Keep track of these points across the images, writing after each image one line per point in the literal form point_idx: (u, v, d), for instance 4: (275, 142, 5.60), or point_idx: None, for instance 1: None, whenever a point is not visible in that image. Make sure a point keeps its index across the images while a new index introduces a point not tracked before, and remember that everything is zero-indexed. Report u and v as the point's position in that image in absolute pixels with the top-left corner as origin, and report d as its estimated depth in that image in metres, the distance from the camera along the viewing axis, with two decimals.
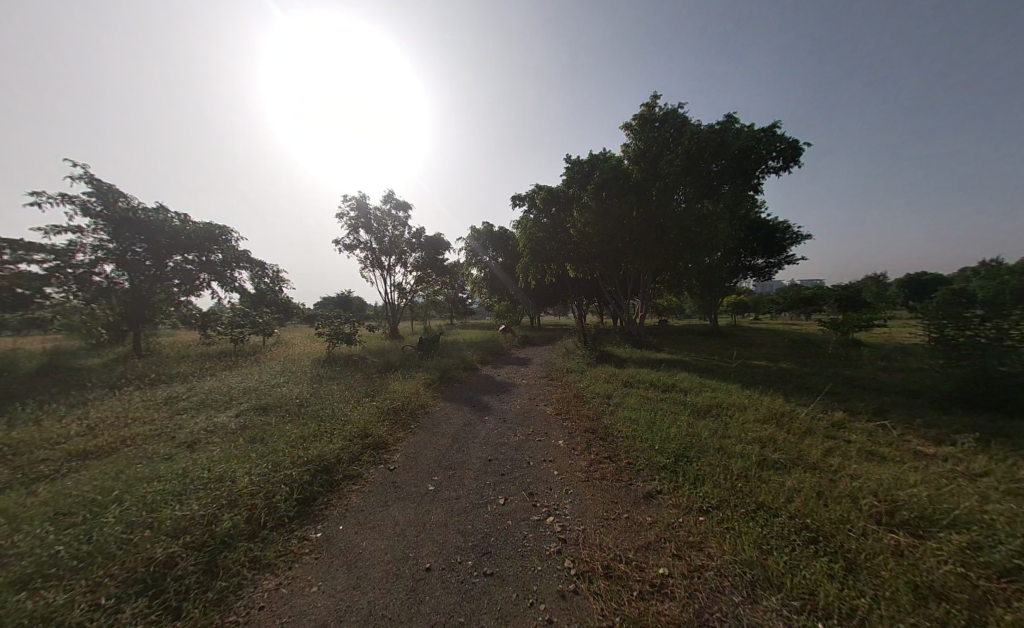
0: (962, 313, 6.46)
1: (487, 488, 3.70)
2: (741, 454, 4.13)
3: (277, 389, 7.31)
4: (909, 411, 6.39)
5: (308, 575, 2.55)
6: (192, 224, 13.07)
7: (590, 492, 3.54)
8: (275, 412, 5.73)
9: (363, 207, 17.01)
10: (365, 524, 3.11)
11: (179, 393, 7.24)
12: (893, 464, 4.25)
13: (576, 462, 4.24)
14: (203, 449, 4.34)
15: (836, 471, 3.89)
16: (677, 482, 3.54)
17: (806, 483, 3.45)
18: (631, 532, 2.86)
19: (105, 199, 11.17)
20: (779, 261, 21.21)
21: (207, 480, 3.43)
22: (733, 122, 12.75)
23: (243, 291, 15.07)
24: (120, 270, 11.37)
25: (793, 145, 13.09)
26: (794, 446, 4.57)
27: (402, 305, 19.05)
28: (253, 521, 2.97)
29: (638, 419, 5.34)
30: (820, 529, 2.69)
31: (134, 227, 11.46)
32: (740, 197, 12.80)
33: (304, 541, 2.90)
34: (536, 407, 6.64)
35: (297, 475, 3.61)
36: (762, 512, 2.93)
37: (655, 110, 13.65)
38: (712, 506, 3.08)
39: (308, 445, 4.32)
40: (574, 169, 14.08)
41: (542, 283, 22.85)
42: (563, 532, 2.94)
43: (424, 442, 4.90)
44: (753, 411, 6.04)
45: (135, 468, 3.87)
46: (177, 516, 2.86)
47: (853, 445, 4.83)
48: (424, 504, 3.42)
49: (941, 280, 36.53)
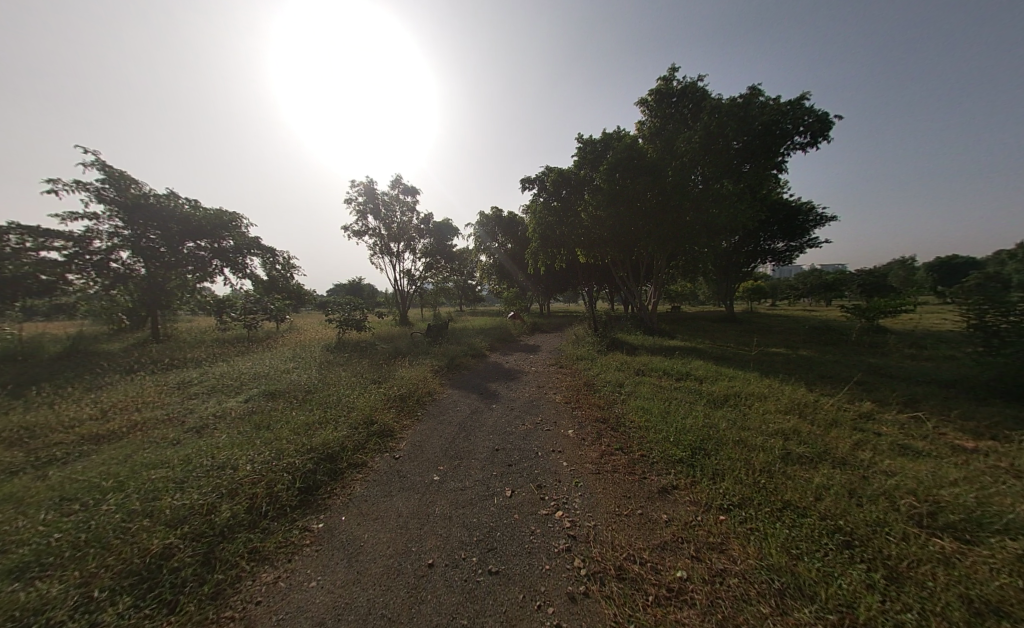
0: (1004, 296, 6.01)
1: (493, 478, 3.58)
2: (763, 448, 3.91)
3: (286, 375, 7.30)
4: (943, 402, 6.00)
5: (306, 569, 2.47)
6: (203, 210, 13.02)
7: (601, 486, 3.38)
8: (283, 398, 5.72)
9: (371, 192, 16.80)
10: (367, 516, 3.01)
11: (193, 378, 7.30)
12: (929, 460, 3.95)
13: (586, 453, 4.08)
14: (209, 435, 4.33)
15: (867, 467, 3.62)
16: (695, 477, 3.34)
17: (836, 480, 3.20)
18: (645, 530, 2.69)
19: (117, 186, 11.25)
20: (801, 245, 20.31)
21: (210, 467, 3.38)
22: (756, 95, 11.97)
23: (255, 278, 15.17)
24: (136, 256, 11.54)
25: (822, 119, 12.20)
26: (819, 439, 4.30)
27: (412, 292, 19.02)
28: (253, 510, 2.91)
29: (651, 408, 5.14)
30: (855, 533, 2.45)
31: (147, 214, 11.52)
32: (762, 176, 12.11)
33: (305, 532, 2.82)
34: (546, 396, 6.47)
35: (300, 463, 3.53)
36: (789, 512, 2.71)
37: (672, 84, 12.94)
38: (732, 504, 2.87)
39: (312, 433, 4.25)
40: (586, 149, 13.58)
41: (552, 270, 22.50)
42: (572, 528, 2.79)
43: (430, 430, 4.80)
44: (773, 401, 5.75)
45: (142, 454, 3.87)
46: (176, 505, 2.81)
47: (884, 439, 4.52)
48: (429, 494, 3.31)
49: (973, 265, 34.83)
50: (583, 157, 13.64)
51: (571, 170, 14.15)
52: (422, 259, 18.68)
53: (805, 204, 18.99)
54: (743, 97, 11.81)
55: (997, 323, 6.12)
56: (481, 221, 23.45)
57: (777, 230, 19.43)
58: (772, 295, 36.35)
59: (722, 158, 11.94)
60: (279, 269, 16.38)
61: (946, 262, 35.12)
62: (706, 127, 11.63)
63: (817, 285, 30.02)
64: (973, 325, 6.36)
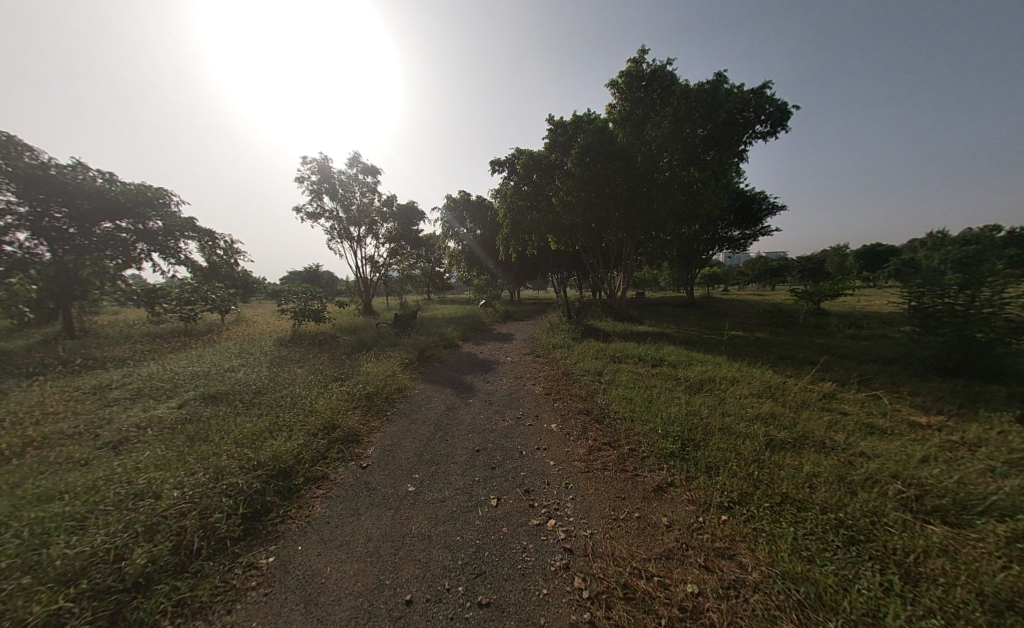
0: (940, 281, 6.32)
1: (475, 485, 3.21)
2: (748, 434, 3.87)
3: (231, 375, 6.41)
4: (893, 379, 6.42)
5: (251, 622, 2.00)
6: (121, 185, 11.17)
7: (593, 487, 3.13)
8: (227, 402, 4.97)
9: (326, 170, 15.36)
10: (329, 544, 2.54)
11: (114, 381, 6.21)
12: (894, 438, 4.12)
13: (573, 449, 3.83)
14: (131, 452, 3.58)
15: (846, 450, 3.70)
16: (689, 471, 3.18)
17: (825, 466, 3.20)
18: (648, 538, 2.47)
19: (4, 153, 9.25)
20: (755, 233, 21.41)
21: (124, 495, 2.68)
22: (722, 82, 12.06)
23: (192, 264, 13.46)
24: (37, 238, 9.70)
25: (782, 108, 12.55)
26: (796, 421, 4.37)
27: (376, 279, 17.93)
28: (183, 549, 2.32)
29: (634, 397, 5.00)
30: (858, 528, 2.41)
31: (48, 187, 9.62)
32: (727, 164, 12.33)
33: (252, 571, 2.31)
34: (524, 388, 6.17)
35: (244, 482, 2.93)
36: (790, 507, 2.62)
37: (642, 67, 12.72)
38: (733, 502, 2.72)
39: (260, 444, 3.61)
40: (557, 131, 13.11)
41: (521, 256, 22.10)
42: (567, 540, 2.51)
43: (401, 433, 4.34)
44: (746, 385, 5.85)
45: (34, 481, 3.06)
46: (69, 553, 2.14)
47: (851, 418, 4.70)
48: (404, 510, 2.88)
49: (892, 253, 38.93)
50: (554, 139, 13.16)
51: (542, 153, 13.69)
52: (386, 244, 17.54)
53: (760, 193, 19.92)
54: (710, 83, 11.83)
55: (934, 306, 6.45)
56: (448, 205, 22.45)
57: (734, 218, 20.26)
58: (725, 280, 38.50)
59: (689, 145, 12.02)
60: (220, 254, 14.63)
61: (871, 249, 38.95)
62: (675, 113, 11.57)
63: (766, 271, 32.16)
64: (913, 308, 6.71)
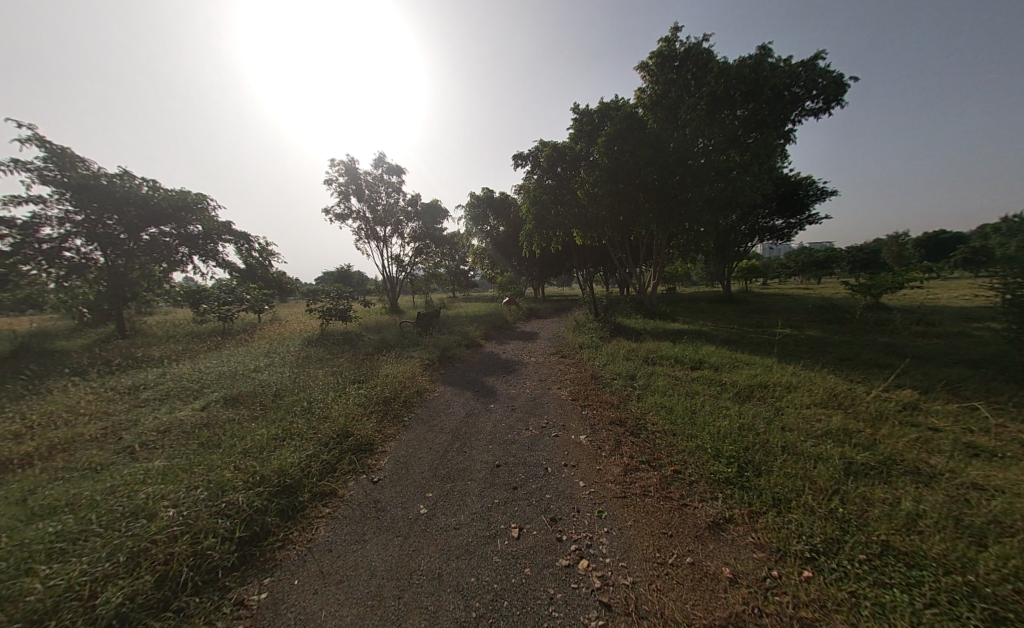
0: None
1: (494, 510, 2.81)
2: (818, 456, 3.23)
3: (256, 375, 6.40)
4: (987, 386, 5.39)
5: None
6: (163, 191, 11.69)
7: (633, 518, 2.64)
8: (247, 404, 4.90)
9: (352, 171, 15.55)
10: (328, 578, 2.23)
11: (147, 381, 6.35)
12: (1010, 465, 3.30)
13: (606, 468, 3.35)
14: (147, 458, 3.50)
15: (952, 479, 2.96)
16: (753, 505, 2.62)
17: (930, 504, 2.53)
18: (706, 596, 1.99)
19: (61, 164, 9.87)
20: (800, 221, 19.63)
21: (119, 514, 2.50)
22: (766, 55, 10.96)
23: (229, 265, 13.96)
24: (92, 243, 10.26)
25: (837, 80, 11.20)
26: (876, 440, 3.64)
27: (401, 278, 18.02)
28: (168, 582, 2.09)
29: (675, 406, 4.40)
30: (1002, 601, 1.80)
31: (99, 195, 10.16)
32: (772, 146, 11.20)
33: (240, 611, 2.04)
34: (549, 392, 5.69)
35: (244, 501, 2.69)
36: (895, 564, 2.03)
37: (675, 45, 11.77)
38: (815, 551, 2.17)
39: (268, 455, 3.40)
40: (582, 119, 12.44)
41: (546, 252, 21.52)
42: (604, 591, 2.06)
43: (416, 442, 4.01)
44: (805, 393, 5.06)
45: (45, 489, 2.98)
46: (43, 588, 1.94)
47: (945, 437, 3.87)
48: (413, 539, 2.53)
49: (959, 240, 34.78)
50: (579, 128, 12.51)
51: (567, 144, 13.04)
52: (411, 243, 17.57)
53: (806, 178, 18.20)
54: (753, 57, 10.76)
55: None
56: (471, 203, 22.20)
57: (777, 205, 18.62)
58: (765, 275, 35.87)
59: (727, 127, 11.04)
60: (255, 255, 15.13)
61: (933, 237, 35.10)
62: (711, 93, 10.65)
63: (812, 263, 29.61)
64: (1008, 301, 5.63)
